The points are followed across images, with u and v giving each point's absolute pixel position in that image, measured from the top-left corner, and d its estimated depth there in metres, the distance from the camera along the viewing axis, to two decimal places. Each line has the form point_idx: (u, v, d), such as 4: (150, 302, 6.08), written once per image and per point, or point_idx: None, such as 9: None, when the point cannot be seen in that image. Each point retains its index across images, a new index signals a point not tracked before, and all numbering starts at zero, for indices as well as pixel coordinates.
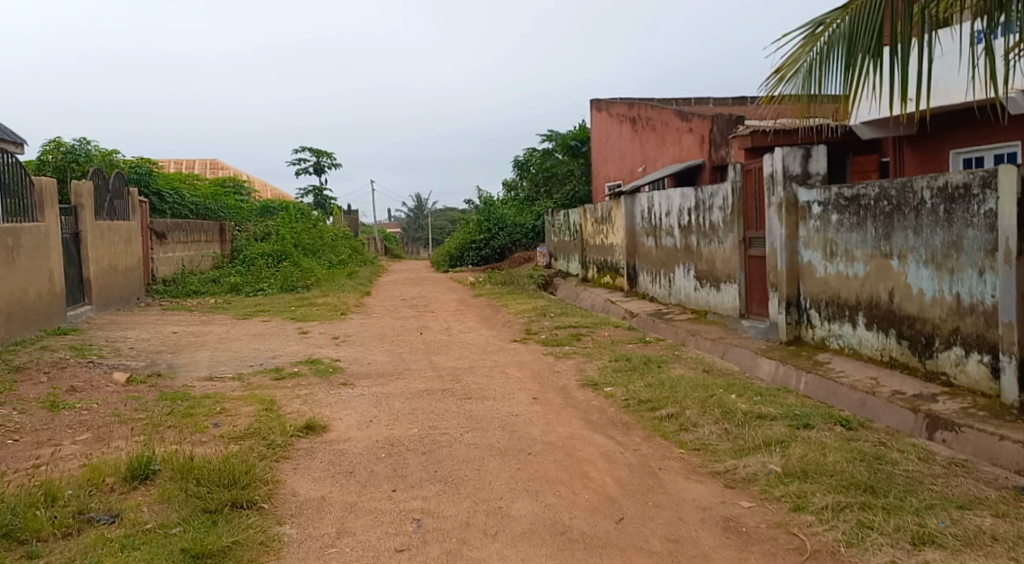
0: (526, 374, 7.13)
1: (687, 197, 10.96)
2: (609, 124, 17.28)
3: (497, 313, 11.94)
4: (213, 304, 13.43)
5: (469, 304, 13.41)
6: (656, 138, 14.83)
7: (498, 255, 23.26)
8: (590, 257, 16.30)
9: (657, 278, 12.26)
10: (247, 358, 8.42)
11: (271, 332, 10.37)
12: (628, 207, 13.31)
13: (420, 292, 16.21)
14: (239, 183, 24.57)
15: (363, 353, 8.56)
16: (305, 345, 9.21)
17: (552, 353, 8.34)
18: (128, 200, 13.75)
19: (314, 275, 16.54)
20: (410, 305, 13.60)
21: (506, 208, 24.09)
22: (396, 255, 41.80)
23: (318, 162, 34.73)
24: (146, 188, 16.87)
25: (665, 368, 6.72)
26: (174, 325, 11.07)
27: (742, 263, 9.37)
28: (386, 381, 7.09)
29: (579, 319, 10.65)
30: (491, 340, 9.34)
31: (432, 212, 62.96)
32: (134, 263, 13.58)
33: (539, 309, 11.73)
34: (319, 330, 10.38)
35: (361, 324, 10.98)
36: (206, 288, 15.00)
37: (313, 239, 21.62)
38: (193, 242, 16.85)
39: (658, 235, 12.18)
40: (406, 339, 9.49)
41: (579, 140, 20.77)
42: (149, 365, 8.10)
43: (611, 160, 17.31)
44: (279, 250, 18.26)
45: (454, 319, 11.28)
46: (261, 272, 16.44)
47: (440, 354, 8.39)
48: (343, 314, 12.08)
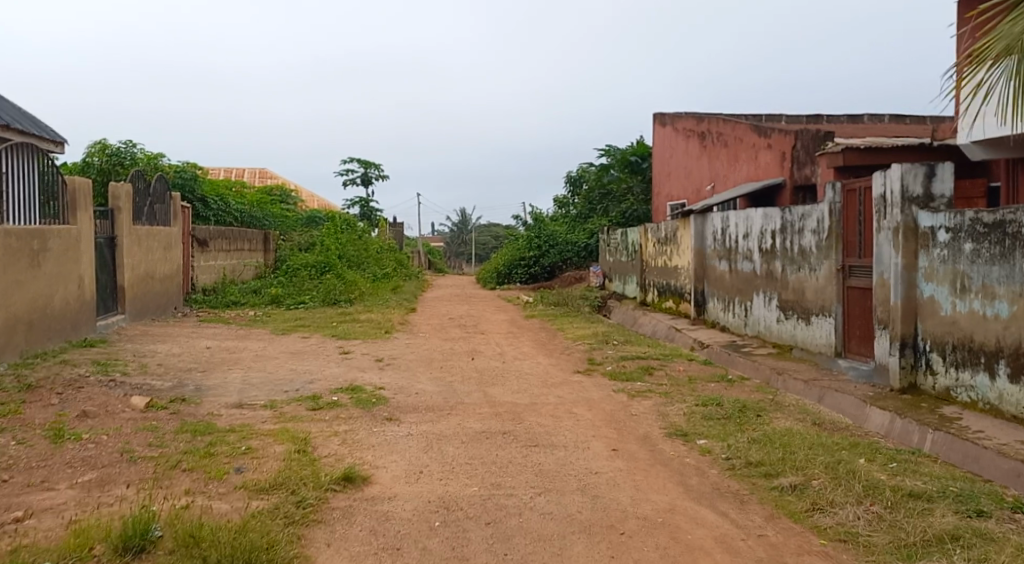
0: (599, 416, 6.13)
1: (771, 219, 9.96)
2: (674, 139, 16.24)
3: (554, 338, 10.96)
4: (252, 317, 12.68)
5: (522, 326, 12.45)
6: (729, 154, 13.77)
7: (547, 274, 22.30)
8: (650, 280, 15.28)
9: (730, 306, 11.23)
10: (281, 381, 7.55)
11: (311, 350, 9.53)
12: (698, 227, 12.30)
13: (468, 310, 15.31)
14: (285, 191, 23.95)
15: (411, 380, 7.64)
16: (346, 368, 8.33)
17: (624, 388, 7.34)
18: (170, 205, 13.08)
19: (359, 289, 15.74)
20: (460, 325, 12.68)
21: (558, 225, 23.17)
22: (440, 270, 41.15)
23: (365, 172, 34.16)
24: (191, 193, 16.26)
25: (766, 420, 5.70)
26: (208, 339, 10.28)
27: (842, 294, 8.35)
28: (438, 417, 6.16)
29: (646, 350, 9.62)
30: (551, 370, 8.35)
31: (477, 227, 62.36)
32: (173, 271, 12.91)
33: (600, 336, 10.73)
34: (362, 350, 9.50)
35: (408, 345, 10.08)
36: (246, 300, 14.28)
37: (358, 251, 20.86)
38: (235, 251, 16.18)
39: (733, 259, 11.15)
40: (457, 365, 8.55)
41: (639, 155, 19.72)
42: (174, 386, 7.27)
43: (675, 178, 16.26)
44: (323, 262, 17.54)
45: (508, 344, 10.33)
46: (303, 284, 15.69)
47: (496, 385, 7.43)
48: (387, 333, 11.21)
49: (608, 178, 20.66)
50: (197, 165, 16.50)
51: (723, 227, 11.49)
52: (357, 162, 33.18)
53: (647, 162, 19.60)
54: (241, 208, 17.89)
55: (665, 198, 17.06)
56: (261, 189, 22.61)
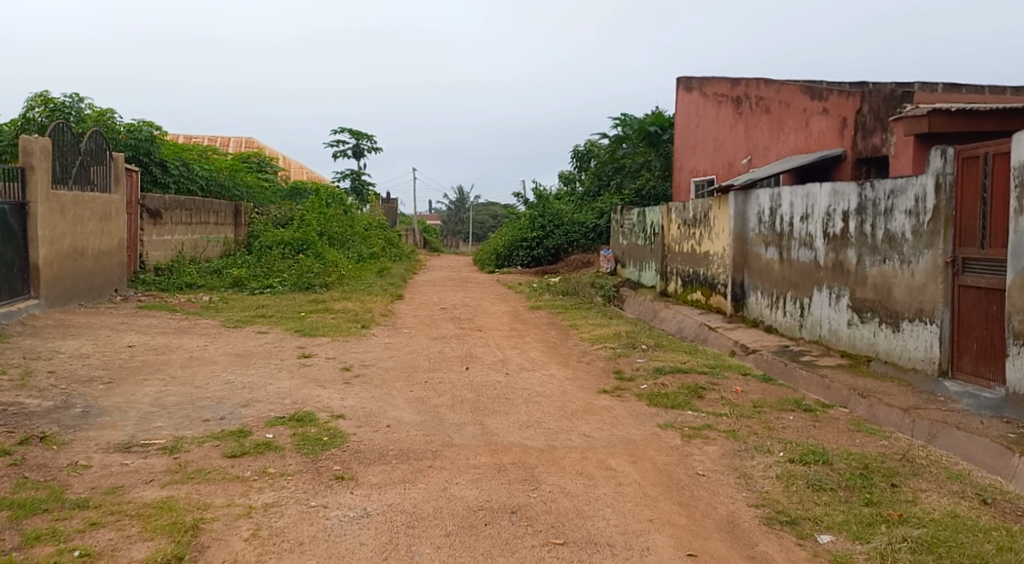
0: (652, 476, 4.16)
1: (841, 197, 7.99)
2: (701, 106, 14.21)
3: (566, 339, 8.99)
4: (205, 304, 10.63)
5: (526, 321, 10.45)
6: (772, 122, 11.72)
7: (552, 257, 20.29)
8: (673, 267, 13.34)
9: (780, 303, 9.32)
10: (205, 402, 5.54)
11: (264, 352, 7.51)
12: (739, 206, 10.35)
13: (462, 298, 13.32)
14: (265, 159, 21.89)
15: (383, 402, 5.65)
16: (300, 380, 6.32)
17: (672, 421, 5.36)
18: (110, 167, 11.03)
19: (338, 272, 13.70)
20: (452, 318, 10.69)
21: (564, 204, 21.30)
22: (435, 248, 39.24)
23: (357, 144, 32.10)
24: (148, 156, 14.23)
25: (910, 497, 3.75)
26: (138, 332, 8.28)
27: (949, 296, 6.37)
28: (414, 471, 4.17)
29: (688, 359, 7.66)
30: (568, 388, 6.37)
31: (475, 205, 60.39)
32: (112, 245, 10.93)
33: (624, 337, 8.81)
34: (327, 353, 7.52)
35: (387, 347, 8.08)
36: (204, 282, 12.25)
37: (341, 227, 18.82)
38: (197, 224, 14.15)
39: (785, 246, 9.19)
40: (447, 379, 6.55)
41: (658, 126, 17.47)
42: (54, 409, 5.28)
43: (703, 151, 14.22)
44: (300, 239, 15.54)
45: (511, 346, 8.34)
46: (274, 264, 13.67)
47: (498, 415, 5.44)
48: (363, 327, 9.17)
49: (622, 151, 18.48)
50: (155, 124, 14.46)
51: (773, 204, 9.54)
52: (349, 132, 31.09)
53: (668, 133, 17.40)
54: (209, 176, 15.88)
55: (690, 173, 15.02)
56: (237, 156, 20.55)
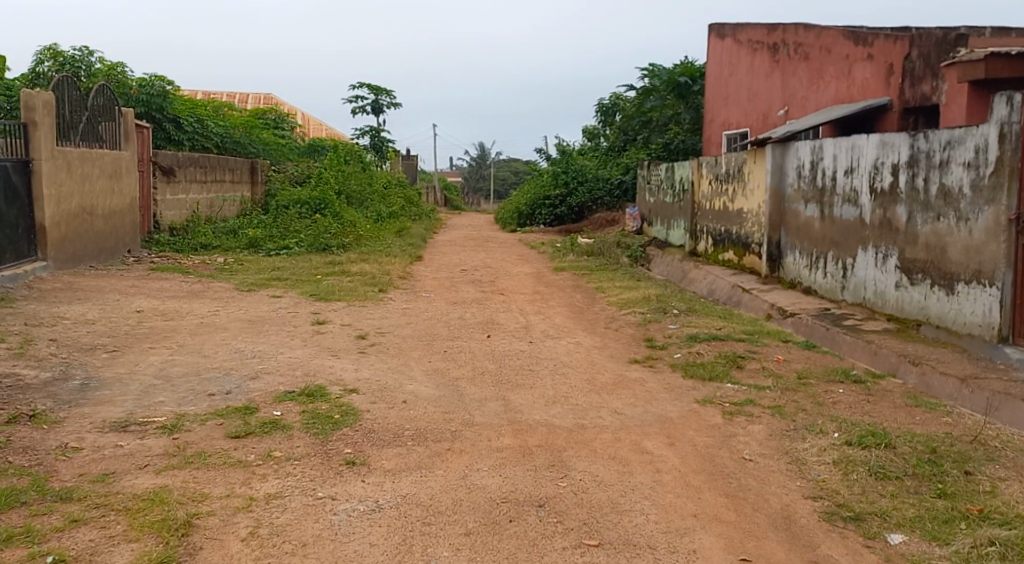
0: (693, 461, 3.78)
1: (892, 149, 7.49)
2: (735, 54, 13.84)
3: (593, 302, 8.60)
4: (219, 266, 10.32)
5: (551, 283, 10.06)
6: (812, 69, 11.28)
7: (575, 215, 19.82)
8: (703, 225, 12.89)
9: (820, 263, 8.94)
10: (211, 373, 5.22)
11: (276, 318, 7.19)
12: (778, 160, 9.97)
13: (484, 259, 12.93)
14: (282, 116, 21.45)
15: (399, 376, 5.30)
16: (312, 350, 5.99)
17: (710, 396, 4.97)
18: (120, 123, 10.64)
19: (355, 232, 13.41)
20: (473, 280, 10.31)
21: (587, 160, 20.80)
22: (457, 207, 38.81)
23: (376, 100, 31.56)
24: (161, 112, 13.86)
25: (986, 488, 3.34)
26: (147, 296, 7.97)
27: (1011, 257, 5.87)
28: (430, 455, 3.82)
29: (724, 325, 7.26)
30: (597, 359, 6.00)
31: (496, 163, 59.74)
32: (124, 205, 10.61)
33: (654, 300, 8.41)
34: (342, 320, 7.19)
35: (405, 313, 7.72)
36: (219, 243, 11.92)
37: (359, 186, 18.44)
38: (212, 183, 13.82)
39: (829, 202, 8.76)
40: (468, 349, 6.19)
41: (688, 77, 16.57)
42: (51, 382, 4.97)
43: (739, 102, 13.81)
44: (317, 197, 15.21)
45: (535, 311, 7.96)
46: (290, 224, 13.33)
47: (522, 390, 5.07)
48: (377, 293, 8.82)
49: (651, 104, 17.62)
50: (167, 79, 14.05)
51: (816, 158, 9.10)
52: (367, 88, 30.53)
53: (699, 85, 16.50)
54: (223, 133, 15.51)
55: (723, 126, 14.57)
56: (253, 112, 20.14)
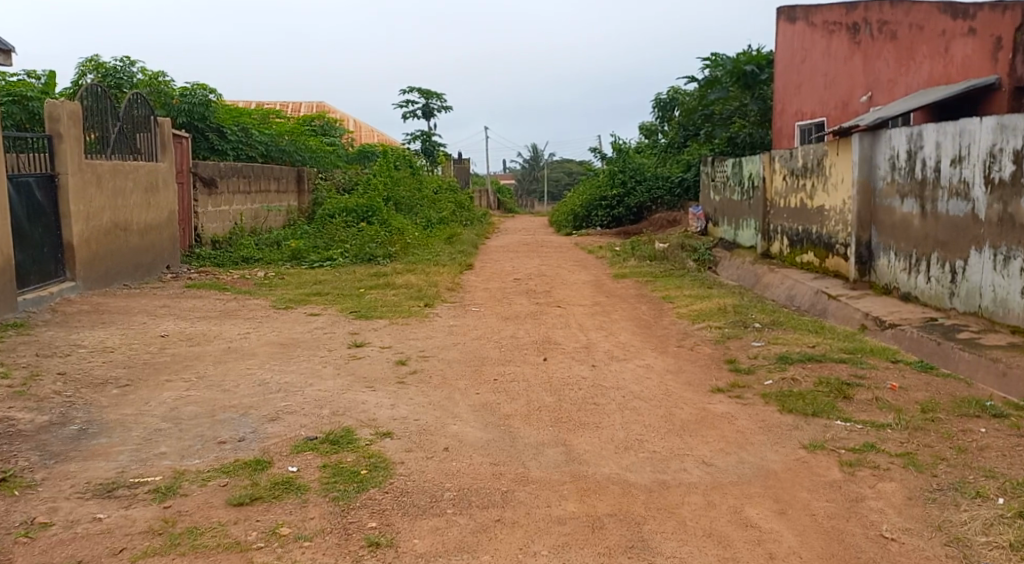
0: (814, 543, 2.94)
1: (1015, 134, 6.63)
2: (808, 38, 13.07)
3: (662, 315, 7.74)
4: (259, 280, 9.75)
5: (612, 293, 9.21)
6: (902, 50, 10.57)
7: (634, 216, 18.83)
8: (777, 224, 11.93)
9: (921, 265, 8.05)
10: (227, 412, 4.51)
11: (311, 342, 6.49)
12: (866, 151, 9.05)
13: (539, 266, 12.13)
14: (330, 122, 20.99)
15: (441, 415, 4.55)
16: (346, 383, 5.26)
17: (817, 437, 4.11)
18: (157, 134, 10.12)
19: (403, 241, 12.86)
20: (528, 292, 9.52)
21: (645, 158, 19.91)
22: (512, 210, 38.19)
23: (426, 103, 31.07)
24: (203, 122, 13.41)
25: None
26: (176, 317, 7.37)
27: None
28: (477, 533, 3.05)
29: (817, 341, 6.35)
30: (672, 388, 5.15)
31: (549, 164, 58.99)
32: (162, 219, 10.08)
33: (732, 312, 7.51)
34: (384, 344, 6.47)
35: (453, 333, 6.96)
36: (262, 255, 11.36)
37: (407, 194, 17.84)
38: (256, 192, 13.33)
39: (934, 196, 7.86)
40: (523, 378, 5.38)
41: (756, 65, 15.54)
42: (46, 427, 4.29)
43: (813, 89, 12.99)
44: (365, 205, 14.76)
45: (597, 328, 7.12)
46: (335, 234, 12.80)
47: (588, 432, 4.26)
48: (416, 310, 8.13)
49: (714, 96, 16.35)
50: (209, 87, 13.56)
51: (914, 146, 8.21)
52: (417, 92, 30.07)
53: (767, 73, 15.49)
54: (268, 141, 15.04)
55: (794, 117, 13.71)
56: (300, 119, 19.66)
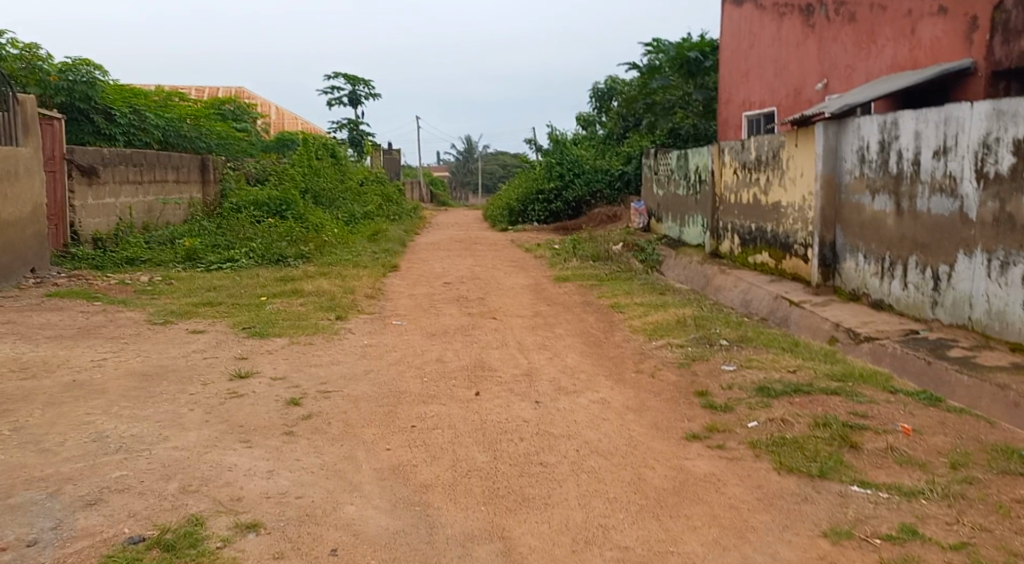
0: None
1: (1016, 121, 5.79)
2: (757, 21, 12.20)
3: (612, 329, 6.70)
4: (141, 288, 8.35)
5: (554, 302, 8.13)
6: (861, 34, 9.73)
7: (572, 211, 17.93)
8: (727, 222, 11.06)
9: (896, 270, 7.17)
10: (30, 491, 3.24)
11: (183, 374, 5.21)
12: (830, 142, 8.14)
13: (471, 267, 10.99)
14: (243, 107, 19.40)
15: (336, 488, 3.37)
16: (214, 436, 4.02)
17: (837, 517, 3.09)
18: (18, 113, 8.58)
19: (320, 239, 11.55)
20: (458, 300, 8.36)
21: (584, 149, 19.01)
22: (445, 203, 36.99)
23: (353, 90, 29.56)
24: (87, 102, 11.83)
25: None
26: (18, 336, 5.97)
27: None
28: None
29: (796, 364, 5.36)
30: (637, 436, 4.08)
31: (483, 156, 57.95)
32: (25, 213, 8.57)
33: (691, 325, 6.52)
34: (277, 373, 5.23)
35: (366, 357, 5.77)
36: (151, 255, 9.93)
37: (327, 185, 16.46)
38: (148, 183, 11.83)
39: (912, 192, 6.98)
40: (448, 423, 4.23)
41: (699, 52, 14.54)
42: None
43: (762, 76, 12.13)
44: (279, 198, 13.39)
45: (538, 350, 6.02)
46: (240, 230, 11.41)
47: (533, 514, 3.13)
48: (320, 324, 6.89)
49: (657, 85, 15.56)
50: (93, 63, 11.88)
51: (887, 136, 7.32)
52: (344, 78, 28.53)
53: (711, 61, 14.45)
54: (166, 126, 13.50)
55: (741, 107, 12.84)
56: (208, 103, 18.05)
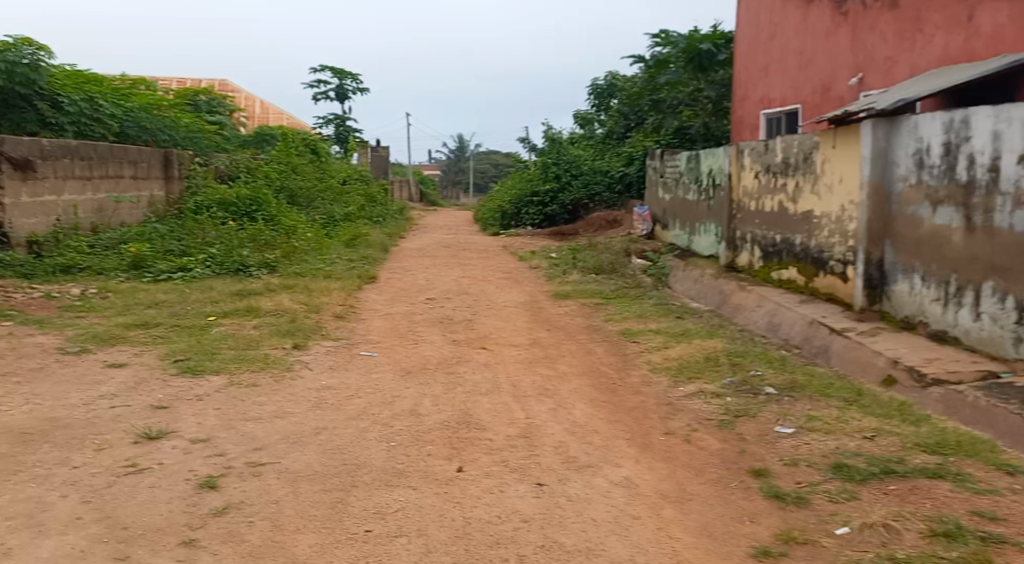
0: None
1: None
2: (779, 10, 11.03)
3: (629, 368, 5.50)
4: (68, 303, 7.14)
5: (555, 328, 6.93)
6: (904, 22, 8.56)
7: (569, 214, 16.81)
8: (746, 232, 9.90)
9: (964, 297, 5.97)
10: None
11: (74, 433, 3.99)
12: (879, 144, 6.95)
13: (458, 279, 9.80)
14: (217, 98, 18.17)
15: None
16: (79, 549, 2.81)
17: None
18: None
19: (290, 244, 10.33)
20: (441, 322, 7.15)
21: (581, 148, 17.89)
22: (435, 204, 35.86)
23: (340, 84, 28.33)
24: (29, 88, 10.65)
25: None
26: None
27: None
28: None
29: (870, 424, 4.15)
30: (686, 554, 2.88)
31: (475, 156, 56.79)
32: None
33: (724, 363, 5.32)
34: (201, 434, 4.02)
35: (320, 408, 4.56)
36: (91, 262, 8.71)
37: (305, 184, 15.24)
38: (97, 179, 10.60)
39: (988, 205, 5.79)
40: (417, 526, 3.04)
41: (711, 44, 13.48)
42: None
43: (784, 71, 10.96)
44: (249, 197, 12.16)
45: (538, 398, 4.81)
46: (200, 233, 10.17)
47: None
48: (270, 354, 5.68)
49: (665, 79, 14.20)
50: (34, 42, 10.70)
51: (954, 137, 6.12)
52: (330, 71, 27.37)
53: (724, 54, 13.45)
54: (122, 116, 12.28)
55: (760, 104, 11.66)
56: (179, 94, 16.83)
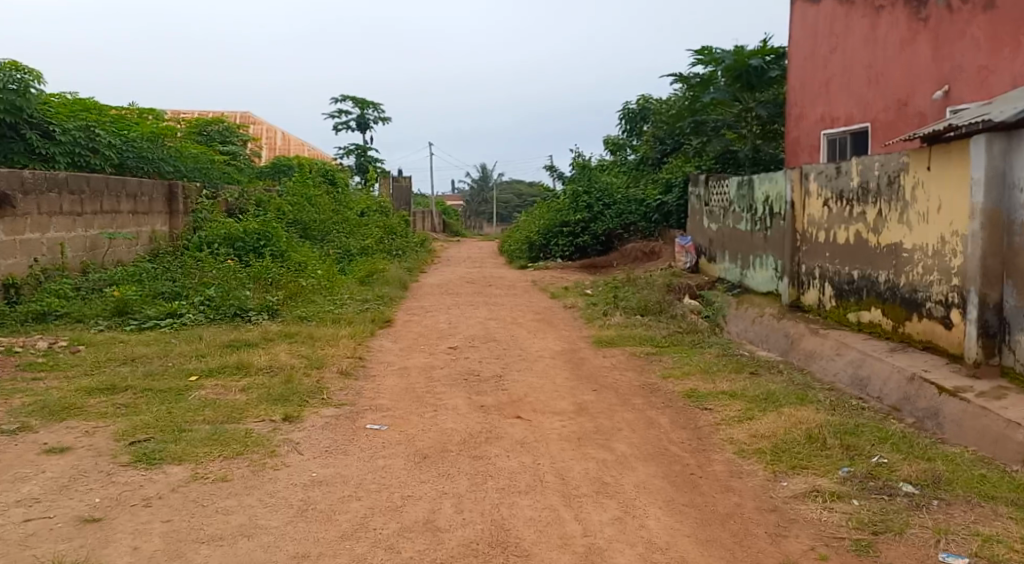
0: None
1: None
2: (842, 19, 9.88)
3: (707, 451, 4.29)
4: (30, 360, 6.07)
5: (603, 388, 5.72)
6: (1005, 24, 7.46)
7: (602, 246, 15.68)
8: (813, 267, 8.67)
9: None
10: None
11: None
12: (996, 163, 5.75)
13: (485, 322, 8.64)
14: (229, 127, 17.29)
15: None
16: None
17: None
18: None
19: (298, 283, 9.25)
20: (466, 381, 5.96)
21: (612, 176, 16.79)
22: (458, 234, 34.82)
23: (362, 113, 27.53)
24: (18, 115, 9.73)
25: None
26: None
27: None
28: None
29: None
30: None
31: (499, 186, 55.90)
32: None
33: (833, 446, 4.09)
34: None
35: (305, 519, 3.40)
36: (69, 307, 7.65)
37: (320, 216, 14.22)
38: (89, 214, 9.62)
39: None
40: None
41: (761, 60, 12.40)
42: None
43: (848, 87, 9.79)
44: (257, 231, 11.14)
45: (595, 499, 3.61)
46: (198, 273, 9.13)
47: None
48: (252, 431, 4.52)
49: (710, 99, 12.82)
50: (24, 67, 9.81)
51: None
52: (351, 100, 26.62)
53: (776, 71, 12.38)
54: (122, 146, 11.35)
55: (819, 124, 10.47)
56: (189, 123, 15.94)
